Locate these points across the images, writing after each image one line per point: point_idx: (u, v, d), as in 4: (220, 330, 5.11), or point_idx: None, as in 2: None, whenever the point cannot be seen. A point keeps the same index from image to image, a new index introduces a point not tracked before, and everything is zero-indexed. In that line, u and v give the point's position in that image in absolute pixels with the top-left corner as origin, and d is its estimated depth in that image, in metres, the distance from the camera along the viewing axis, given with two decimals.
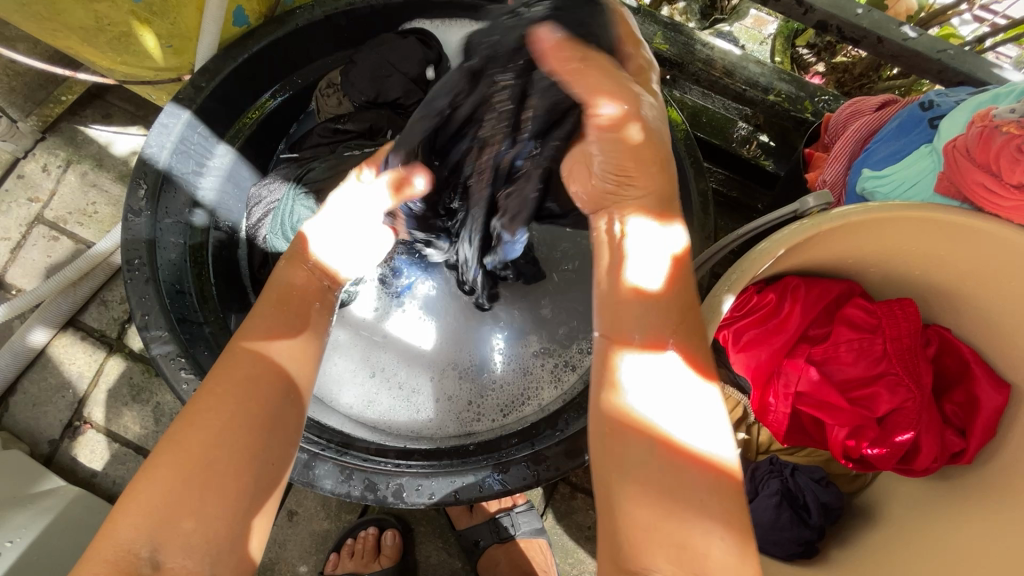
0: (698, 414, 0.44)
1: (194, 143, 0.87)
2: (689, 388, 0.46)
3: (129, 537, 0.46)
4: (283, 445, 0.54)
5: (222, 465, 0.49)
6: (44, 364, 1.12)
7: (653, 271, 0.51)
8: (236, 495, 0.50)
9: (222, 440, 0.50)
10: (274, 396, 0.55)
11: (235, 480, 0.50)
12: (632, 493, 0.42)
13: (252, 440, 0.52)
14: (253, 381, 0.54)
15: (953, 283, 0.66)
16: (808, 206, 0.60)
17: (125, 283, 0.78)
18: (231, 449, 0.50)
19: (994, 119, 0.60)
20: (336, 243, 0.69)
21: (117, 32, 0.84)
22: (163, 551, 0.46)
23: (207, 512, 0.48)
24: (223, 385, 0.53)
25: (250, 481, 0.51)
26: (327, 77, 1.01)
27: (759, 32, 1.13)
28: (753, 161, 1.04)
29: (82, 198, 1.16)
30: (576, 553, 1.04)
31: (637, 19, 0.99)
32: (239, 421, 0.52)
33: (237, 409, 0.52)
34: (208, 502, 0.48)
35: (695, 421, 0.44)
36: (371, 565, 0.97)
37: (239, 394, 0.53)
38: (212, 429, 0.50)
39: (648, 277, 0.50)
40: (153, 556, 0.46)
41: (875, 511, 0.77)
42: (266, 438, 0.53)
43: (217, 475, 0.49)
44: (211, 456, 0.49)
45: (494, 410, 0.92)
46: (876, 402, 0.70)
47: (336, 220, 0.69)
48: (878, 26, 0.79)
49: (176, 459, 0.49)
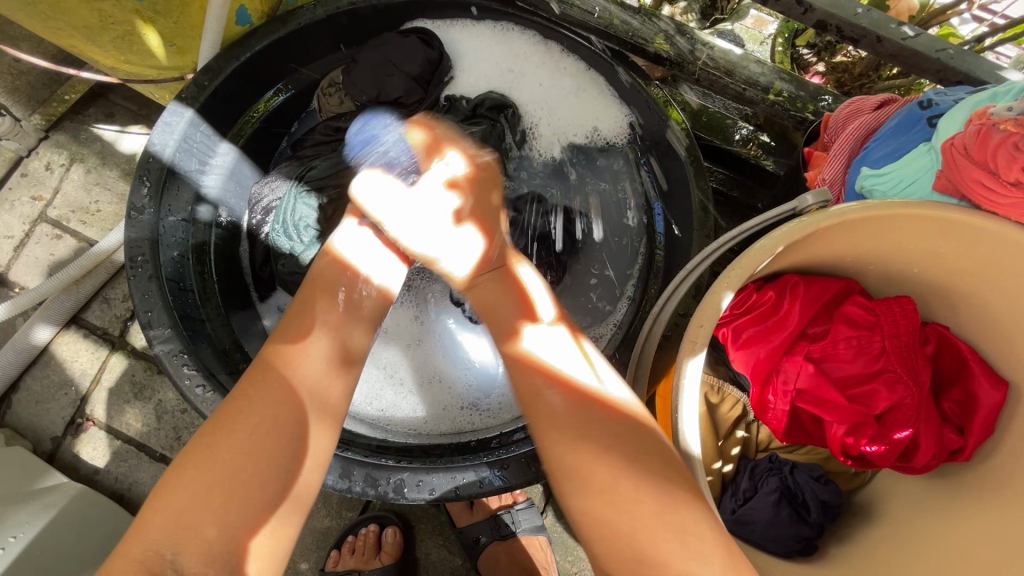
0: (615, 376, 0.62)
1: (197, 142, 0.88)
2: (588, 362, 0.62)
3: (158, 536, 0.51)
4: (297, 452, 0.58)
5: (248, 475, 0.55)
6: (47, 362, 1.12)
7: (531, 286, 0.72)
8: (265, 503, 0.55)
9: (249, 454, 0.55)
10: (297, 411, 0.59)
11: (254, 490, 0.54)
12: (582, 452, 0.56)
13: (273, 455, 0.56)
14: (281, 399, 0.59)
15: (953, 281, 0.66)
16: (806, 205, 0.61)
17: (128, 280, 0.78)
18: (253, 459, 0.55)
19: (991, 117, 0.60)
20: (362, 243, 0.74)
21: (120, 31, 0.84)
22: (183, 556, 0.50)
23: (230, 517, 0.53)
24: (257, 400, 0.58)
25: (275, 484, 0.56)
26: (329, 76, 1.02)
27: (759, 32, 1.14)
28: (752, 160, 1.05)
29: (85, 195, 1.17)
30: (577, 550, 1.04)
31: (638, 19, 0.98)
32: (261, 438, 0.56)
33: (264, 425, 0.57)
34: (229, 510, 0.53)
35: (614, 380, 0.61)
36: (372, 562, 0.98)
37: (262, 417, 0.57)
38: (243, 440, 0.56)
39: (529, 291, 0.71)
40: (175, 559, 0.50)
41: (873, 509, 0.77)
42: (291, 447, 0.58)
43: (243, 481, 0.54)
44: (236, 469, 0.54)
45: (492, 407, 0.92)
46: (874, 399, 0.70)
47: (358, 225, 0.76)
48: (877, 25, 0.79)
49: (207, 468, 0.54)
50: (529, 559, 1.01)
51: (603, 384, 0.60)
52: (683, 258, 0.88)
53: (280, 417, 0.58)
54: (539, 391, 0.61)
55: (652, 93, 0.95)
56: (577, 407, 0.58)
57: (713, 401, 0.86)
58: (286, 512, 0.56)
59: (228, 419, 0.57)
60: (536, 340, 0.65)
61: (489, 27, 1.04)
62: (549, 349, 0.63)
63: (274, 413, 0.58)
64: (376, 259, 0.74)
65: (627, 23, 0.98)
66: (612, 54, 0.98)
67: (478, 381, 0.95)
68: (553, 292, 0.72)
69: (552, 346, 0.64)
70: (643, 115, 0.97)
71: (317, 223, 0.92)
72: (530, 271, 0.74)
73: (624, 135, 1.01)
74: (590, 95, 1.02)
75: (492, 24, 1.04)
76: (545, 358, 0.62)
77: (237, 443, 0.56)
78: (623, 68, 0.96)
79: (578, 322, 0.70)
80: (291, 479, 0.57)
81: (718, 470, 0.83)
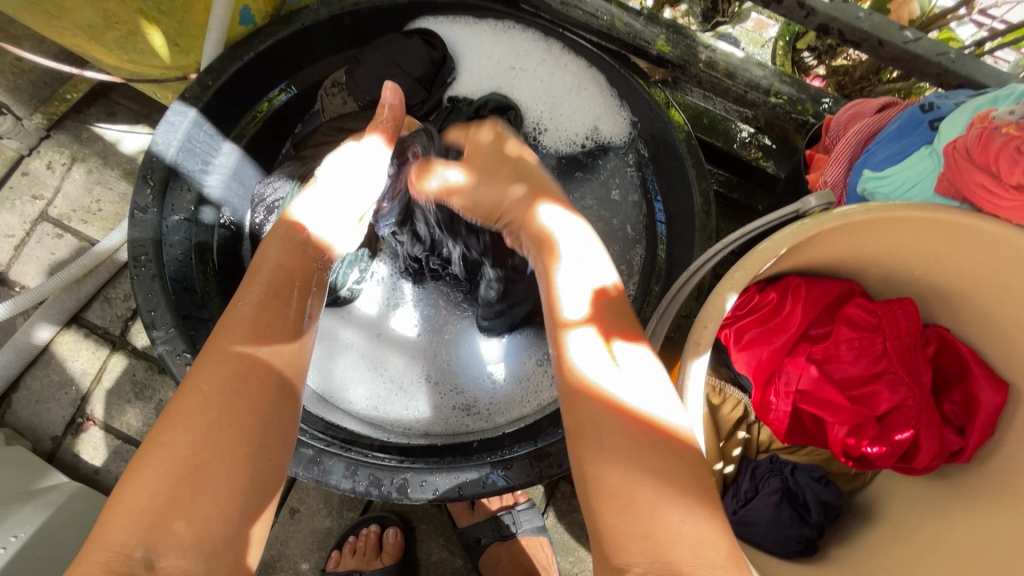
0: (653, 386, 0.49)
1: (199, 142, 0.88)
2: (641, 367, 0.51)
3: (120, 538, 0.46)
4: (266, 434, 0.53)
5: (214, 458, 0.50)
6: (47, 361, 1.12)
7: (581, 268, 0.58)
8: (234, 487, 0.50)
9: (211, 442, 0.51)
10: (265, 395, 0.55)
11: (228, 481, 0.50)
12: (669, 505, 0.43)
13: (242, 439, 0.52)
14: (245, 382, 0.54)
15: (954, 284, 0.67)
16: (810, 206, 0.61)
17: (131, 279, 0.78)
18: (218, 446, 0.51)
19: (993, 121, 0.60)
20: (324, 208, 0.70)
21: (123, 31, 0.85)
22: (158, 552, 0.46)
23: (197, 508, 0.48)
24: (208, 384, 0.53)
25: (245, 470, 0.51)
26: (332, 76, 1.01)
27: (760, 35, 1.18)
28: (753, 163, 1.05)
29: (86, 195, 1.16)
30: (577, 551, 1.04)
31: (640, 21, 0.95)
32: (224, 418, 0.52)
33: (227, 409, 0.52)
34: (199, 501, 0.49)
35: (653, 394, 0.49)
36: (373, 562, 0.98)
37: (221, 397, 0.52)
38: (206, 431, 0.51)
39: (575, 272, 0.57)
40: (148, 557, 0.46)
41: (873, 510, 0.78)
42: (256, 431, 0.53)
43: (208, 472, 0.50)
44: (203, 455, 0.50)
45: (487, 410, 0.93)
46: (876, 401, 0.70)
47: (324, 190, 0.70)
48: (879, 29, 0.80)
49: (170, 460, 0.49)
50: (530, 560, 1.01)
51: (658, 407, 0.48)
52: (684, 259, 0.88)
53: (240, 400, 0.53)
54: (579, 396, 0.49)
55: (653, 95, 0.95)
56: (602, 416, 0.48)
57: (714, 402, 0.86)
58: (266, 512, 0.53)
59: (179, 407, 0.52)
60: (576, 337, 0.53)
61: (490, 26, 1.05)
62: (588, 344, 0.52)
63: (233, 398, 0.53)
64: (338, 230, 0.72)
65: (630, 25, 0.95)
66: (616, 57, 0.99)
67: (473, 383, 0.95)
68: (607, 281, 0.57)
69: (591, 341, 0.52)
70: (643, 115, 0.99)
71: None
72: (578, 249, 0.60)
73: (625, 133, 1.03)
74: (588, 94, 1.04)
75: (493, 21, 1.05)
76: (581, 356, 0.51)
77: (199, 426, 0.51)
78: (625, 70, 0.98)
79: (629, 314, 0.56)
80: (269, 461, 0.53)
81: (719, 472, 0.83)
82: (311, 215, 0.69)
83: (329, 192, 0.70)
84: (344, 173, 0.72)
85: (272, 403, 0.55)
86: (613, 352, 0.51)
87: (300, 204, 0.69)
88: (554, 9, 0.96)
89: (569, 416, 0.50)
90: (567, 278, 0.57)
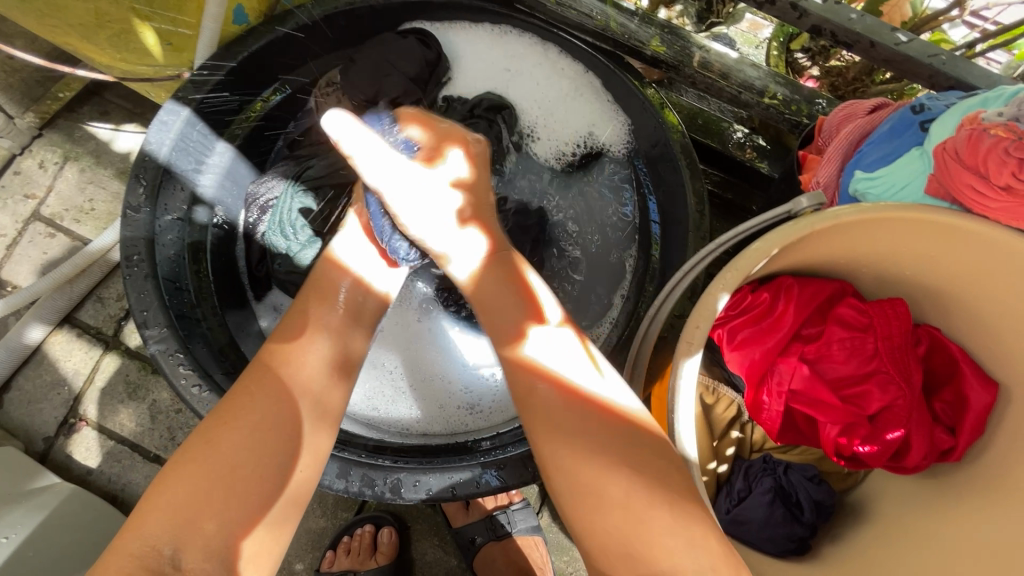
0: (618, 386, 0.59)
1: (193, 141, 0.88)
2: (605, 368, 0.61)
3: (151, 535, 0.51)
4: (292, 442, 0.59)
5: (250, 465, 0.56)
6: (39, 361, 1.12)
7: (541, 288, 0.69)
8: (264, 491, 0.56)
9: (252, 448, 0.57)
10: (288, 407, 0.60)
11: (260, 486, 0.56)
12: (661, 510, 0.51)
13: (276, 446, 0.58)
14: (274, 396, 0.60)
15: (942, 284, 0.68)
16: (802, 207, 0.62)
17: (124, 279, 0.78)
18: (254, 451, 0.56)
19: (982, 122, 0.61)
20: (359, 246, 0.76)
21: (117, 29, 0.84)
22: (182, 552, 0.50)
23: (226, 513, 0.53)
24: (251, 401, 0.59)
25: (276, 477, 0.57)
26: (326, 76, 1.01)
27: (755, 35, 1.20)
28: (748, 164, 1.05)
29: (79, 194, 1.16)
30: (572, 550, 1.05)
31: (635, 22, 0.99)
32: (261, 429, 0.58)
33: (264, 419, 0.58)
34: (230, 503, 0.54)
35: (618, 390, 0.59)
36: (368, 563, 0.98)
37: (254, 412, 0.59)
38: (242, 439, 0.57)
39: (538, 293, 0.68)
40: (174, 555, 0.50)
41: (864, 508, 0.78)
42: (286, 437, 0.59)
43: (238, 477, 0.55)
44: (242, 460, 0.56)
45: (484, 410, 0.93)
46: (867, 400, 0.71)
47: (358, 228, 0.77)
48: (870, 30, 0.80)
49: (209, 463, 0.55)
50: (525, 560, 1.02)
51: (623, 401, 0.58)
52: (678, 259, 0.88)
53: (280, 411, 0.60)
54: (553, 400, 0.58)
55: (647, 95, 0.95)
56: (575, 413, 0.57)
57: (708, 401, 0.85)
58: (282, 513, 0.57)
59: (227, 415, 0.58)
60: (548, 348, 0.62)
61: (487, 30, 1.05)
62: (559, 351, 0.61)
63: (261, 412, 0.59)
64: (378, 264, 0.77)
65: (624, 25, 0.99)
66: (609, 57, 0.99)
67: (471, 382, 0.95)
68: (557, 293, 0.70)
69: (559, 348, 0.61)
70: (638, 119, 0.98)
71: (312, 221, 0.95)
72: (537, 269, 0.72)
73: (621, 142, 1.02)
74: (583, 100, 1.03)
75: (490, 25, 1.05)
76: (551, 363, 0.60)
77: (244, 434, 0.57)
78: (619, 69, 0.97)
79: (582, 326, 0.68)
80: (292, 474, 0.58)
81: (713, 471, 0.82)
82: (349, 251, 0.75)
83: (365, 232, 0.77)
84: (371, 210, 0.80)
85: (293, 411, 0.60)
86: (592, 359, 0.62)
87: (339, 242, 0.76)
88: (551, 9, 1.01)
89: (539, 414, 0.59)
90: (533, 294, 0.68)
